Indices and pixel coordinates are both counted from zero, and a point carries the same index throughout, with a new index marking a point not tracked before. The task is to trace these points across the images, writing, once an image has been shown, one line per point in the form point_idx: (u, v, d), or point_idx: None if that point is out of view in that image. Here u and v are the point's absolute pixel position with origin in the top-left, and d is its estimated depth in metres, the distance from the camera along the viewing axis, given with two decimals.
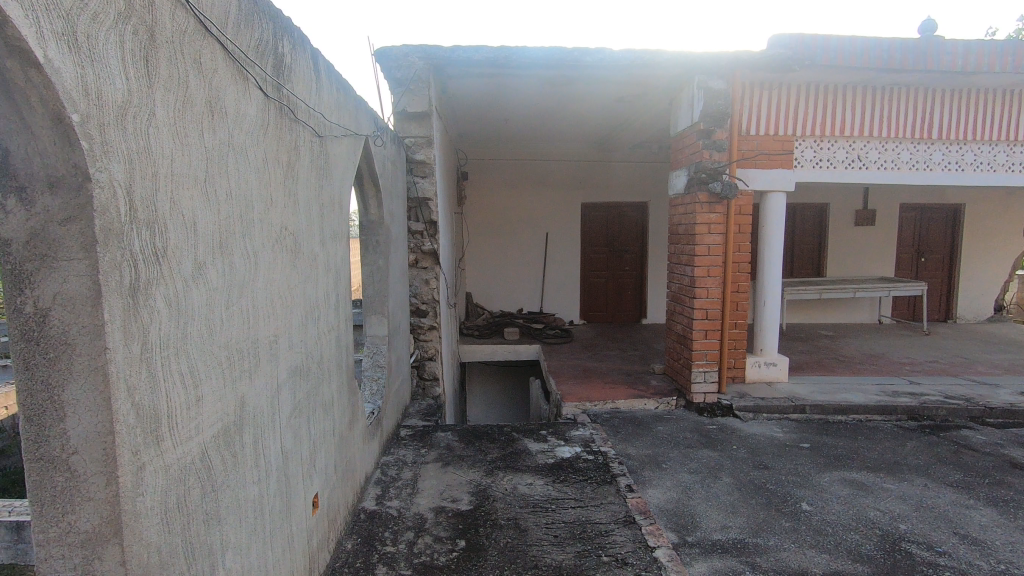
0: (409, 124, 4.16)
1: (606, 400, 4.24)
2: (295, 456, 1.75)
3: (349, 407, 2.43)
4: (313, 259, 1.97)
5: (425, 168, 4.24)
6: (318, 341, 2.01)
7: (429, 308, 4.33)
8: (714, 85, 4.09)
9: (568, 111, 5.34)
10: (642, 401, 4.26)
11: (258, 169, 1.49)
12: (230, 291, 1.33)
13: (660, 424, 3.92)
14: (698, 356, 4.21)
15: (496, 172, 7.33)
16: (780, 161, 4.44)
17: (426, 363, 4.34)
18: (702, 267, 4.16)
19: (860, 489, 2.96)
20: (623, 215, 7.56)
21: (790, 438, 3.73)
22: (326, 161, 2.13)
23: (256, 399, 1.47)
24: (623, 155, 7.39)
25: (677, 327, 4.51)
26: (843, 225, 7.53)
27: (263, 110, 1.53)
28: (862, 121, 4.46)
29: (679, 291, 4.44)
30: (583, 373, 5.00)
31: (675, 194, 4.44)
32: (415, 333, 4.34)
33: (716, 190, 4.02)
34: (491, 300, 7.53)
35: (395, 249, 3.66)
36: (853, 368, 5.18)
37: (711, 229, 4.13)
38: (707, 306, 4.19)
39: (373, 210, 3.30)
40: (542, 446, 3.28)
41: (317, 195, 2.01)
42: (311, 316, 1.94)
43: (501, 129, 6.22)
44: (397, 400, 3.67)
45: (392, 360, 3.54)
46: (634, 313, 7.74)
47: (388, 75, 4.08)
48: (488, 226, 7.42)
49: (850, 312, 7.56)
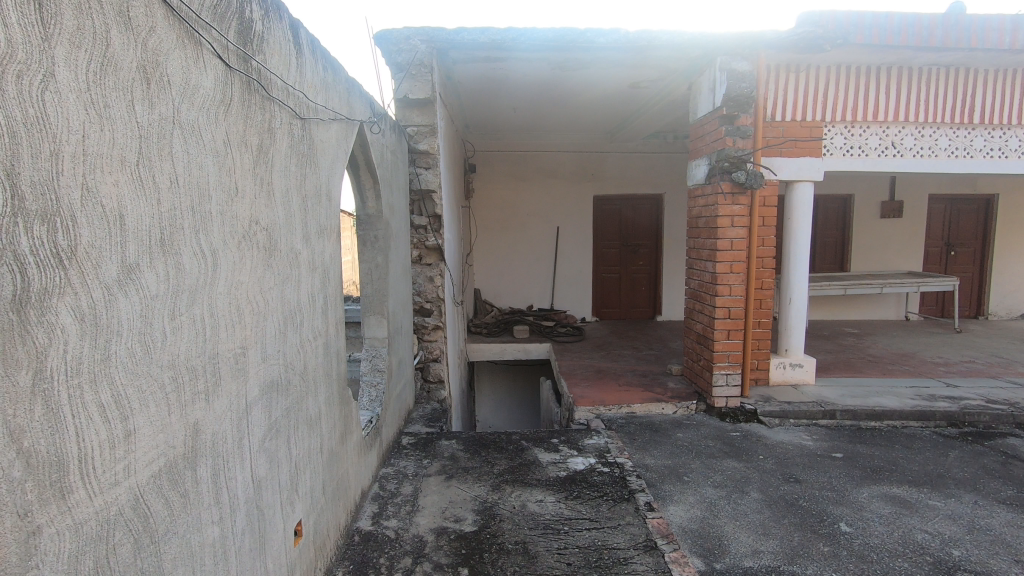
0: (411, 111, 3.92)
1: (621, 404, 4.00)
2: (270, 485, 1.53)
3: (341, 420, 2.22)
4: (294, 257, 1.74)
5: (428, 159, 4.00)
6: (301, 350, 1.79)
7: (434, 307, 4.11)
8: (738, 67, 3.73)
9: (580, 98, 5.08)
10: (659, 405, 4.02)
11: (217, 153, 1.26)
12: (177, 300, 1.10)
13: (680, 431, 3.68)
14: (720, 357, 3.94)
15: (505, 164, 7.08)
16: (807, 150, 4.16)
17: (429, 364, 4.11)
18: (725, 263, 3.87)
19: (903, 507, 2.70)
20: (638, 209, 7.30)
21: (821, 447, 3.46)
22: (311, 148, 1.90)
23: (216, 424, 1.25)
24: (638, 145, 7.10)
25: (696, 327, 4.23)
26: (868, 218, 7.18)
27: (224, 83, 1.29)
28: (896, 105, 4.15)
29: (698, 289, 4.16)
30: (596, 374, 4.76)
31: (695, 185, 4.16)
32: (419, 333, 4.12)
33: (740, 179, 3.73)
34: (500, 297, 7.30)
35: (396, 245, 3.44)
36: (884, 369, 4.88)
37: (734, 222, 3.83)
38: (730, 304, 3.91)
39: (371, 203, 3.06)
40: (554, 456, 3.05)
41: (299, 185, 1.79)
42: (292, 322, 1.71)
43: (509, 118, 5.96)
44: (399, 405, 3.45)
45: (393, 364, 3.32)
46: (648, 310, 7.50)
47: (388, 59, 3.83)
48: (497, 219, 7.17)
49: (875, 308, 7.24)
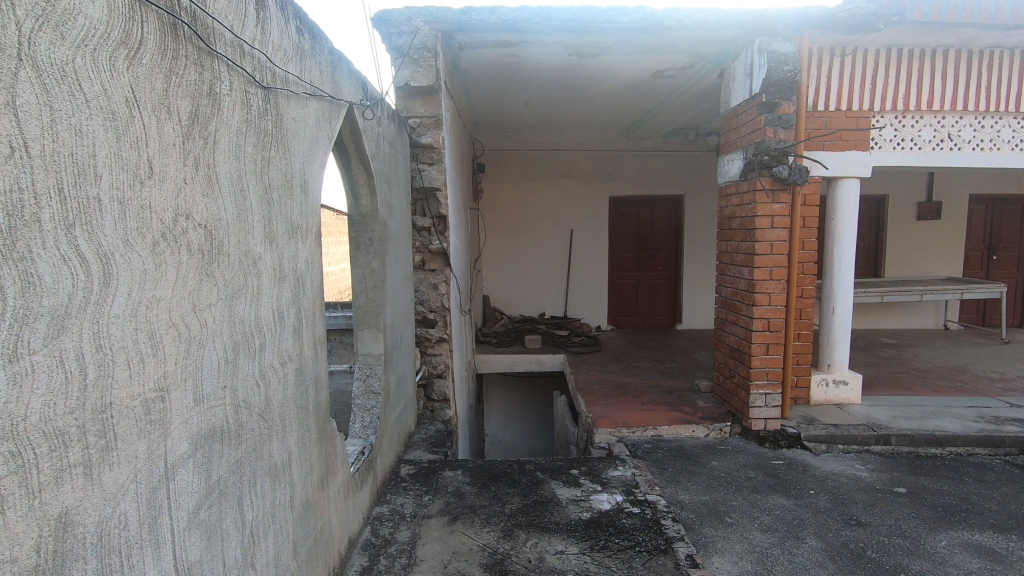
0: (413, 101, 3.55)
1: (646, 427, 3.59)
2: (208, 569, 1.14)
3: (320, 460, 1.83)
4: (250, 262, 1.35)
5: (432, 153, 3.62)
6: (263, 382, 1.40)
7: (438, 317, 3.72)
8: (780, 48, 3.26)
9: (598, 88, 4.71)
10: (689, 428, 3.60)
11: (110, 113, 0.87)
12: (21, 333, 0.71)
13: (714, 459, 3.26)
14: (759, 374, 3.50)
15: (515, 163, 6.70)
16: (853, 142, 3.73)
17: (433, 381, 3.72)
18: (764, 268, 3.43)
19: (993, 560, 2.26)
20: (656, 211, 6.89)
21: (879, 480, 3.02)
22: (278, 127, 1.52)
23: (108, 505, 0.86)
24: (657, 143, 6.70)
25: (728, 339, 3.81)
26: (904, 220, 6.71)
27: (125, 15, 0.91)
28: (954, 93, 3.72)
29: (732, 297, 3.74)
30: (617, 390, 4.35)
31: (728, 182, 3.76)
32: (421, 346, 3.73)
33: (781, 174, 3.31)
34: (510, 304, 6.90)
35: (394, 249, 3.05)
36: (934, 385, 4.42)
37: (774, 223, 3.41)
38: (769, 315, 3.48)
39: (364, 201, 2.67)
40: (574, 493, 2.63)
41: (259, 171, 1.40)
42: (247, 346, 1.32)
43: (520, 112, 5.58)
44: (397, 429, 3.06)
45: (391, 383, 2.93)
46: (667, 318, 7.07)
47: (388, 43, 3.45)
48: (507, 222, 6.78)
49: (912, 316, 6.76)
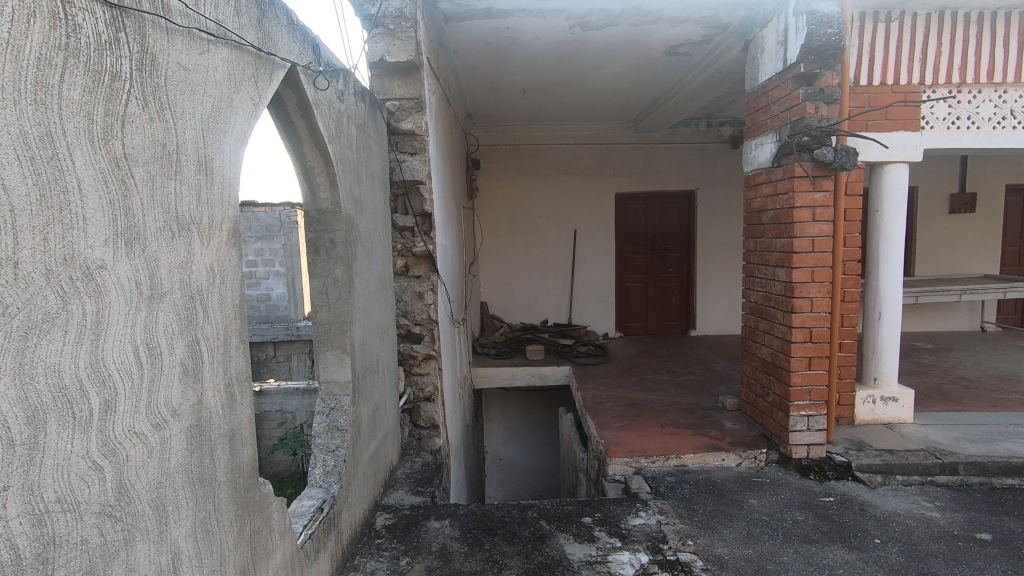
0: (391, 81, 3.06)
1: (668, 456, 3.09)
2: None
3: (244, 545, 1.33)
4: (73, 279, 0.84)
5: (414, 141, 3.11)
6: (108, 463, 0.90)
7: (424, 331, 3.22)
8: (822, 8, 2.75)
9: (604, 69, 4.22)
10: (718, 456, 3.09)
11: None
12: None
13: (751, 496, 2.75)
14: (799, 394, 2.98)
15: (514, 159, 6.21)
16: (900, 122, 3.23)
17: (420, 405, 3.22)
18: (805, 268, 2.92)
19: None
20: (665, 208, 6.39)
21: (955, 522, 2.51)
22: (147, 71, 1.02)
23: None
24: (665, 135, 6.21)
25: (761, 352, 3.29)
26: (935, 213, 6.19)
27: None
28: (1016, 63, 3.21)
29: (764, 303, 3.22)
30: (631, 408, 3.84)
31: (758, 170, 3.25)
32: (406, 365, 3.23)
33: (824, 158, 2.80)
34: (510, 312, 6.40)
35: (367, 252, 2.55)
36: (991, 398, 3.90)
37: (815, 216, 2.89)
38: (811, 323, 2.95)
39: (323, 195, 2.16)
40: (587, 552, 2.12)
41: (97, 133, 0.89)
42: (64, 414, 0.82)
43: (516, 101, 5.10)
44: (373, 468, 2.55)
45: (363, 414, 2.42)
46: (679, 324, 6.57)
47: (359, 11, 2.96)
48: (506, 223, 6.28)
49: (945, 317, 6.24)
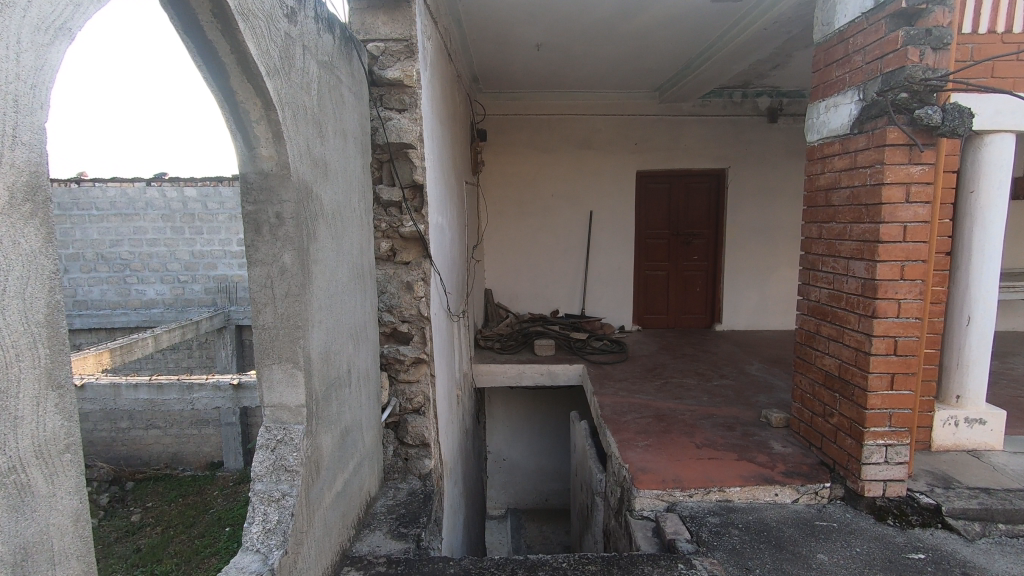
0: (376, 17, 2.44)
1: (709, 488, 2.52)
2: None
3: None
4: None
5: (403, 95, 2.49)
6: None
7: (413, 330, 2.64)
8: None
9: (634, 18, 3.56)
10: (770, 491, 2.53)
11: None
12: None
13: (819, 549, 2.18)
14: (877, 419, 2.39)
15: (524, 130, 5.57)
16: (1010, 80, 2.56)
17: (407, 418, 2.67)
18: (893, 262, 2.30)
19: None
20: (692, 189, 5.75)
21: None
22: None
23: None
24: (694, 106, 5.55)
25: (823, 362, 2.70)
26: None
27: None
28: None
29: (832, 304, 2.62)
30: (657, 421, 3.29)
31: (830, 138, 2.63)
32: (390, 370, 2.67)
33: (930, 120, 2.18)
34: (517, 300, 5.82)
35: (335, 231, 1.96)
36: None
37: (909, 195, 2.27)
38: (897, 332, 2.34)
39: (263, 151, 1.56)
40: None
41: None
42: None
43: (529, 61, 4.46)
44: (342, 508, 2.00)
45: (326, 444, 1.86)
46: (703, 317, 5.97)
47: None
48: (513, 202, 5.67)
49: (1002, 317, 5.59)
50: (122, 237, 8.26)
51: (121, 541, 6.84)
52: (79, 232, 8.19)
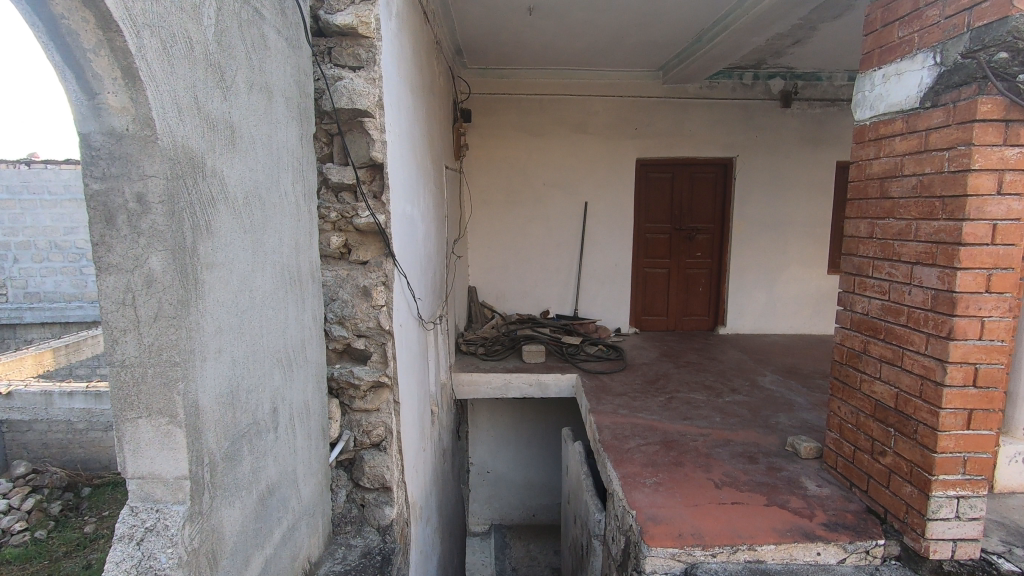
0: None
1: (736, 547, 2.04)
2: None
3: None
4: None
5: (358, 48, 1.94)
6: None
7: (371, 346, 2.12)
8: None
9: None
10: (811, 549, 2.06)
11: None
12: None
13: None
14: (949, 466, 1.91)
15: (513, 110, 5.02)
16: None
17: (363, 455, 2.15)
18: (978, 270, 1.81)
19: None
20: (696, 179, 5.25)
21: None
22: None
23: None
24: (700, 88, 5.05)
25: (872, 389, 2.23)
26: None
27: None
28: None
29: (889, 320, 2.13)
30: (667, 449, 2.80)
31: (891, 115, 2.13)
32: (342, 397, 2.14)
33: None
34: (503, 299, 5.31)
35: (251, 223, 1.42)
36: None
37: (1002, 185, 1.77)
38: (978, 358, 1.86)
39: (111, 100, 1.02)
40: None
41: None
42: None
43: (520, 29, 3.91)
44: None
45: (233, 521, 1.33)
46: (706, 320, 5.51)
47: None
48: (501, 191, 5.13)
49: None
50: (78, 224, 7.60)
51: (70, 557, 6.15)
52: (30, 218, 7.46)
